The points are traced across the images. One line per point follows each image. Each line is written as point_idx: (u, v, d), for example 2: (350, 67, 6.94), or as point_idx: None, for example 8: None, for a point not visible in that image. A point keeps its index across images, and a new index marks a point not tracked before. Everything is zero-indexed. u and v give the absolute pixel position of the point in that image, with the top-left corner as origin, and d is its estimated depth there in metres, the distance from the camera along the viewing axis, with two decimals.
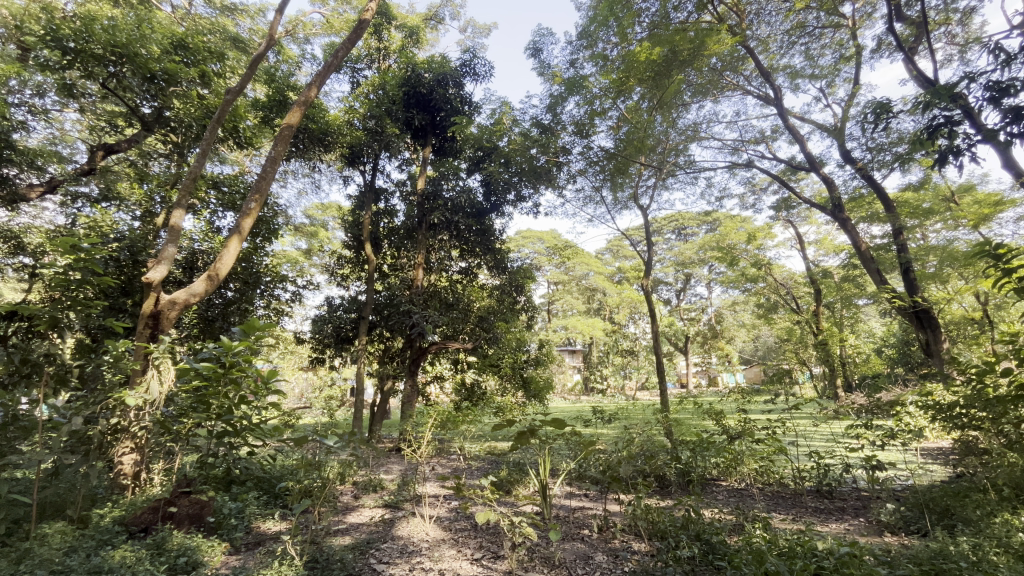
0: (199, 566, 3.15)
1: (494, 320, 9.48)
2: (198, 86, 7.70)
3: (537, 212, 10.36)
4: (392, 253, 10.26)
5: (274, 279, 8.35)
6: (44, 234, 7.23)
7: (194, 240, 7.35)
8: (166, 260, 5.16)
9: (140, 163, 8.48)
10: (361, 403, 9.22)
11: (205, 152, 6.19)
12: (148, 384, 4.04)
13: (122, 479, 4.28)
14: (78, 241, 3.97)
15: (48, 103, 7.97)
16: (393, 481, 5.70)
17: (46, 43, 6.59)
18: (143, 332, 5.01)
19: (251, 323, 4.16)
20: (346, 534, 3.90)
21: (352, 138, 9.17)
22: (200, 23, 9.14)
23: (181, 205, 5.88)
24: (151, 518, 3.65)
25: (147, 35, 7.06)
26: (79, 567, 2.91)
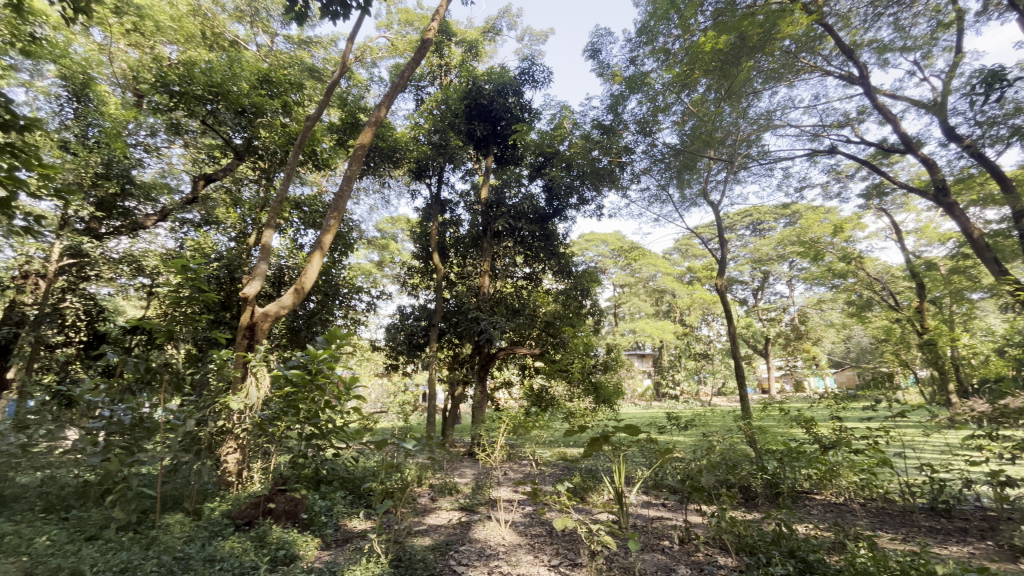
0: (296, 559, 3.39)
1: (561, 324, 9.40)
2: (281, 115, 8.41)
3: (601, 214, 10.23)
4: (459, 261, 10.55)
5: (351, 291, 8.87)
6: (158, 257, 8.18)
7: (282, 257, 7.99)
8: (259, 276, 5.66)
9: (234, 190, 9.38)
10: (434, 409, 9.51)
11: (289, 176, 6.72)
12: (248, 389, 4.53)
13: (227, 477, 4.72)
14: (187, 262, 4.45)
15: (160, 141, 9.03)
16: (467, 485, 5.82)
17: (157, 89, 7.48)
18: (241, 343, 5.50)
19: (333, 332, 4.55)
20: (426, 535, 4.03)
21: (419, 152, 9.64)
22: (281, 59, 9.98)
23: (270, 224, 6.41)
24: (253, 512, 3.99)
25: (238, 74, 7.84)
26: (196, 555, 3.23)
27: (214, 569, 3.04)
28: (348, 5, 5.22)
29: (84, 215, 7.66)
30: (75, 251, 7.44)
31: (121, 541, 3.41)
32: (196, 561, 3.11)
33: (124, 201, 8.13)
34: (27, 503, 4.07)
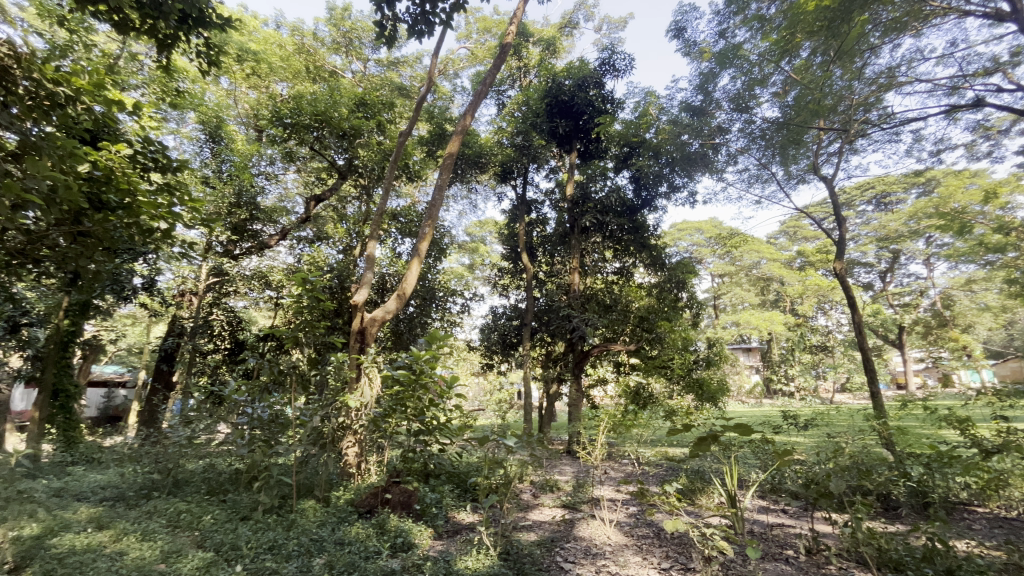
0: (413, 547, 3.62)
1: (656, 319, 9.02)
2: (376, 134, 9.05)
3: (694, 201, 9.69)
4: (547, 260, 10.61)
5: (446, 294, 9.30)
6: (282, 271, 9.23)
7: (384, 266, 8.62)
8: (366, 284, 6.13)
9: (339, 207, 10.28)
10: (530, 407, 9.62)
11: (388, 189, 7.22)
12: (363, 389, 4.97)
13: (349, 469, 5.17)
14: (306, 275, 4.98)
15: (278, 169, 10.15)
16: (567, 483, 5.83)
17: (273, 123, 8.41)
18: (354, 346, 5.99)
19: (434, 334, 4.81)
20: (531, 530, 4.10)
21: (503, 156, 9.84)
22: (374, 82, 10.77)
23: (373, 236, 6.92)
24: (373, 502, 4.32)
25: (338, 101, 8.57)
26: (328, 538, 3.59)
27: (344, 551, 3.36)
28: (432, 22, 5.47)
29: (223, 239, 8.85)
30: (218, 270, 8.63)
31: (268, 522, 3.90)
32: (329, 544, 3.46)
33: (252, 225, 9.25)
34: (195, 486, 4.80)
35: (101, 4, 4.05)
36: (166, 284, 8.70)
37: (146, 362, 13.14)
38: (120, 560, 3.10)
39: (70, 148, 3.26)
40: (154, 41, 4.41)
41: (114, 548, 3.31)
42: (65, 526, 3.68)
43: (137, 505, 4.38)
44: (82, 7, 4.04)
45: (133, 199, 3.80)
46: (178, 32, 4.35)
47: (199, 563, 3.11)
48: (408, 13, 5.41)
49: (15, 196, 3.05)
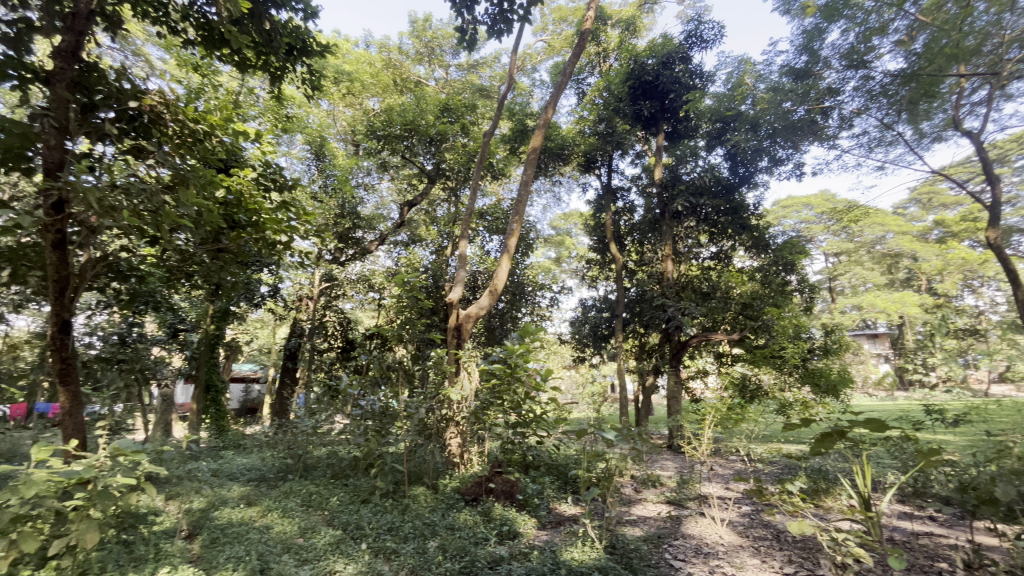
0: (518, 535, 3.72)
1: (762, 305, 8.36)
2: (461, 137, 9.37)
3: (801, 174, 8.80)
4: (636, 249, 10.29)
5: (535, 288, 9.39)
6: (383, 274, 9.93)
7: (474, 263, 8.92)
8: (460, 282, 6.37)
9: (430, 210, 10.80)
10: (625, 400, 9.42)
11: (475, 189, 7.45)
12: (463, 382, 5.19)
13: (453, 458, 5.37)
14: (406, 276, 5.30)
15: (374, 179, 10.90)
16: (671, 478, 5.63)
17: (368, 136, 9.04)
18: (451, 342, 6.25)
19: (526, 328, 4.88)
20: (636, 525, 4.01)
21: (586, 145, 9.69)
22: (455, 87, 11.13)
23: (464, 235, 7.17)
24: (478, 490, 4.50)
25: (425, 109, 8.97)
26: (440, 523, 3.80)
27: (454, 536, 3.54)
28: (511, 19, 5.51)
29: (332, 248, 9.73)
30: (329, 276, 9.50)
31: (386, 505, 4.23)
32: (440, 528, 3.68)
33: (355, 233, 10.04)
34: (321, 471, 5.35)
35: (225, 48, 4.60)
36: (287, 291, 9.75)
37: (275, 360, 14.87)
38: (268, 533, 3.55)
39: (209, 177, 3.77)
40: (267, 75, 4.91)
41: (261, 522, 3.79)
42: (223, 501, 4.29)
43: (276, 485, 4.99)
44: (211, 52, 4.62)
45: (260, 216, 4.30)
46: (286, 63, 4.81)
47: (330, 539, 3.46)
48: (487, 14, 5.51)
49: (173, 221, 3.60)
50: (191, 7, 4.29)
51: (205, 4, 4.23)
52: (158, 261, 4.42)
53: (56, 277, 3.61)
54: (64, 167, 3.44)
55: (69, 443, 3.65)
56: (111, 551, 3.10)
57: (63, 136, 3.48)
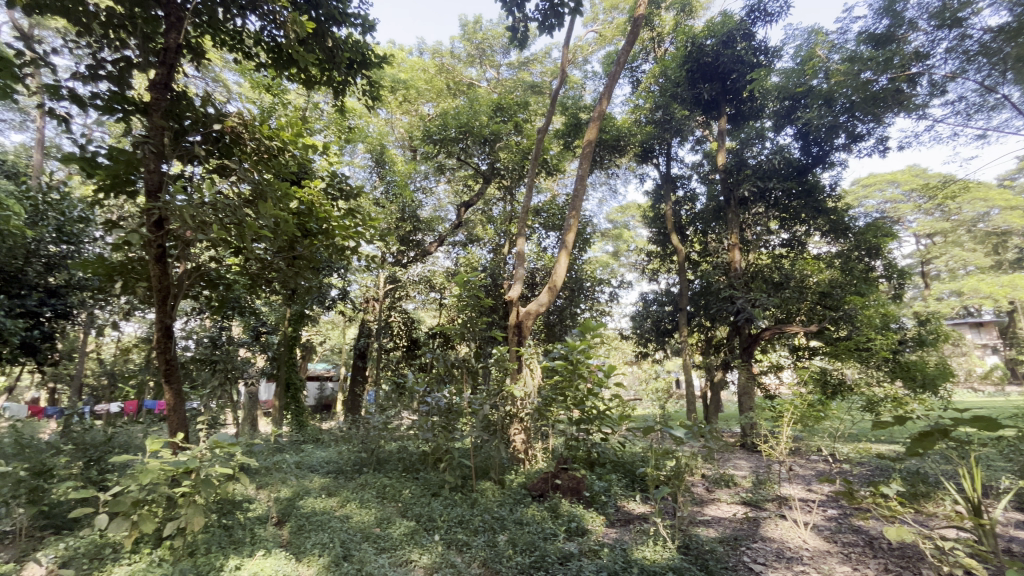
0: (587, 532, 3.70)
1: (843, 294, 7.75)
2: (514, 135, 9.41)
3: (885, 149, 8.08)
4: (700, 239, 9.89)
5: (593, 284, 9.29)
6: (444, 275, 10.22)
7: (532, 260, 8.96)
8: (519, 279, 6.40)
9: (486, 210, 10.95)
10: (692, 397, 9.09)
11: (531, 186, 7.45)
12: (525, 378, 5.25)
13: (518, 454, 5.34)
14: (467, 275, 5.42)
15: (431, 183, 11.20)
16: (745, 478, 5.37)
17: (425, 141, 9.29)
18: (512, 339, 6.29)
19: (587, 324, 4.86)
20: (710, 526, 3.86)
21: (643, 134, 9.41)
22: (507, 86, 11.19)
23: (521, 232, 7.20)
24: (544, 486, 4.53)
25: (479, 110, 9.11)
26: (508, 517, 3.87)
27: (523, 531, 3.59)
28: (562, 14, 5.47)
29: (394, 251, 10.14)
30: (393, 278, 9.90)
31: (455, 499, 4.36)
32: (509, 523, 3.74)
33: (416, 235, 10.39)
34: (393, 464, 5.61)
35: (293, 67, 4.89)
36: (355, 293, 10.26)
37: (346, 359, 15.70)
38: (348, 522, 3.76)
39: (284, 190, 4.06)
40: (331, 89, 5.17)
41: (342, 512, 4.04)
42: (307, 491, 4.60)
43: (353, 477, 5.28)
44: (281, 72, 4.94)
45: (329, 224, 4.57)
46: (347, 77, 5.03)
47: (405, 530, 3.62)
48: (538, 10, 5.50)
49: (255, 233, 3.91)
50: (262, 32, 4.60)
51: (274, 28, 4.51)
52: (242, 270, 4.82)
53: (159, 287, 4.02)
54: (164, 188, 3.83)
55: (174, 435, 4.06)
56: (214, 534, 3.42)
57: (160, 160, 3.86)
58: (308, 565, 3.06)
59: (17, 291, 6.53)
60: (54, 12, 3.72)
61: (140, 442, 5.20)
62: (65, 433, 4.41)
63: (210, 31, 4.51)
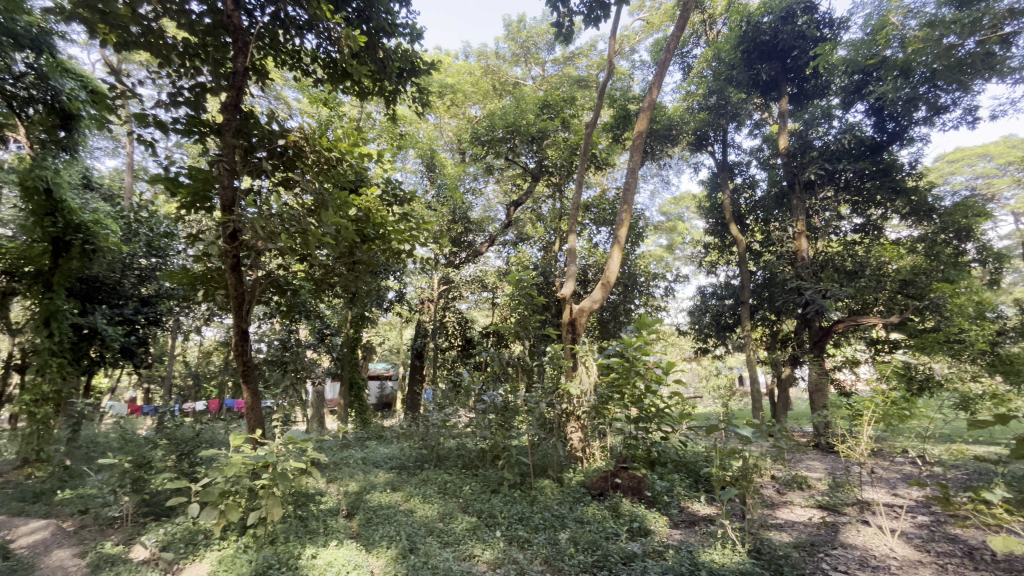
0: (650, 533, 3.62)
1: (929, 281, 7.10)
2: (562, 131, 9.29)
3: (973, 119, 7.32)
4: (761, 228, 9.39)
5: (648, 279, 9.06)
6: (495, 274, 10.34)
7: (583, 257, 8.87)
8: (571, 276, 6.35)
9: (535, 208, 10.96)
10: (758, 394, 8.66)
11: (581, 181, 7.36)
12: (581, 376, 5.19)
13: (575, 453, 5.43)
14: (519, 274, 5.44)
15: (480, 184, 11.33)
16: (820, 480, 5.06)
17: (474, 143, 9.41)
18: (566, 336, 6.25)
19: (643, 320, 4.73)
20: (783, 530, 3.67)
21: (696, 122, 9.06)
22: (553, 82, 11.12)
23: (572, 229, 7.14)
24: (604, 485, 4.47)
25: (526, 108, 9.13)
26: (569, 516, 3.86)
27: (585, 529, 3.56)
28: (608, 4, 5.37)
29: (447, 252, 10.36)
30: (446, 279, 10.11)
31: (515, 496, 4.40)
32: (570, 522, 3.72)
33: (467, 236, 10.57)
34: (453, 460, 5.74)
35: (347, 80, 5.10)
36: (411, 295, 10.59)
37: (404, 359, 16.22)
38: (413, 516, 3.90)
39: (344, 198, 4.25)
40: (383, 99, 5.34)
41: (406, 506, 4.18)
42: (373, 486, 4.80)
43: (416, 473, 5.46)
44: (336, 86, 5.16)
45: (385, 229, 4.74)
46: (398, 85, 5.18)
47: (468, 525, 3.70)
48: (583, 3, 5.42)
49: (318, 240, 4.14)
50: (318, 49, 4.83)
51: (328, 44, 4.73)
52: (307, 275, 5.09)
53: (235, 295, 4.33)
54: (237, 202, 4.12)
55: (252, 431, 4.36)
56: (292, 524, 3.65)
57: (232, 176, 4.15)
58: (378, 557, 3.19)
59: (117, 301, 7.26)
60: (139, 47, 4.10)
61: (223, 437, 5.64)
62: (160, 428, 4.86)
63: (271, 52, 4.79)
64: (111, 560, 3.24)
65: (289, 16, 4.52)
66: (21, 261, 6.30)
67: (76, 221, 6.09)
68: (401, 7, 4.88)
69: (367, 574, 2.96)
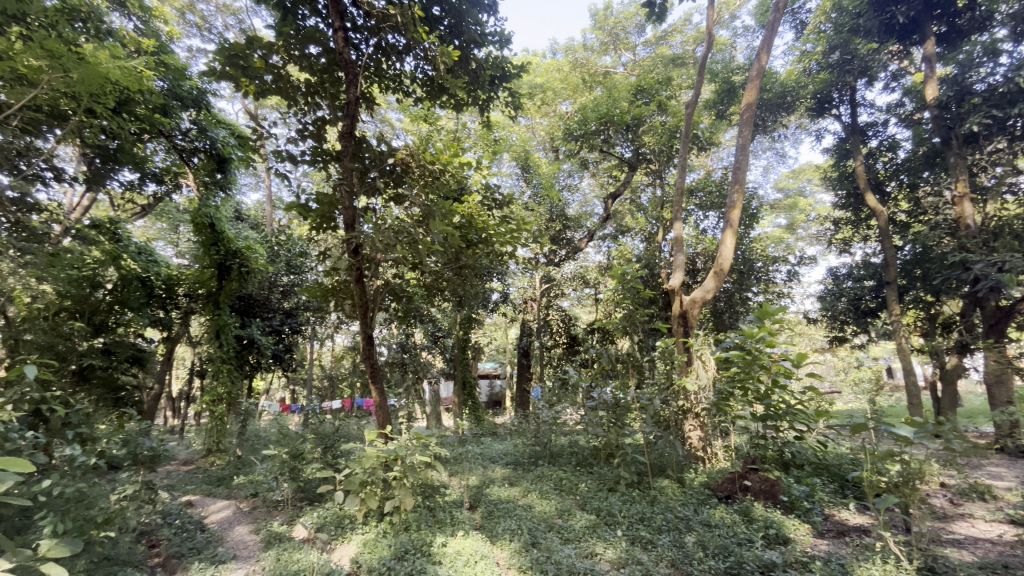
0: (790, 541, 3.29)
1: None
2: (659, 115, 8.83)
3: None
4: (907, 196, 8.09)
5: (767, 264, 8.27)
6: (597, 269, 10.17)
7: (690, 245, 8.38)
8: (679, 267, 6.00)
9: (634, 199, 10.58)
10: (914, 388, 7.48)
11: (683, 165, 6.95)
12: (698, 371, 4.83)
13: (696, 452, 5.13)
14: (622, 267, 5.24)
15: (576, 179, 11.24)
16: (1010, 491, 4.21)
17: (567, 139, 9.36)
18: (678, 330, 5.92)
19: (766, 308, 4.27)
20: (961, 548, 3.13)
21: (815, 84, 8.16)
22: (645, 65, 10.67)
23: (678, 216, 6.74)
24: (732, 487, 4.19)
25: (618, 97, 8.87)
26: (694, 518, 3.66)
27: (713, 533, 3.36)
28: None
29: (547, 251, 10.42)
30: (548, 277, 10.18)
31: (633, 495, 4.29)
32: (696, 525, 3.53)
33: (566, 233, 10.47)
34: (567, 457, 5.74)
35: (444, 95, 5.37)
36: (514, 295, 10.87)
37: (511, 358, 16.65)
38: (532, 511, 3.98)
39: (448, 207, 4.47)
40: (477, 108, 5.53)
41: (524, 501, 4.27)
42: (492, 480, 4.99)
43: (531, 469, 5.57)
44: (434, 101, 5.44)
45: (486, 233, 4.91)
46: (490, 93, 5.33)
47: (587, 522, 3.69)
48: None
49: (428, 248, 4.41)
50: (417, 70, 5.15)
51: (425, 64, 5.02)
52: (419, 282, 5.45)
53: (361, 303, 4.79)
54: (356, 219, 4.54)
55: (382, 427, 4.78)
56: (423, 514, 3.91)
57: (352, 197, 4.61)
58: (502, 549, 3.31)
59: (267, 314, 8.41)
60: (272, 92, 4.68)
61: (358, 432, 6.26)
62: (307, 424, 5.53)
63: (376, 79, 5.21)
64: (279, 537, 3.76)
65: (389, 43, 4.86)
66: (196, 284, 7.71)
67: (233, 248, 7.19)
68: (489, 17, 5.01)
69: (494, 564, 3.08)
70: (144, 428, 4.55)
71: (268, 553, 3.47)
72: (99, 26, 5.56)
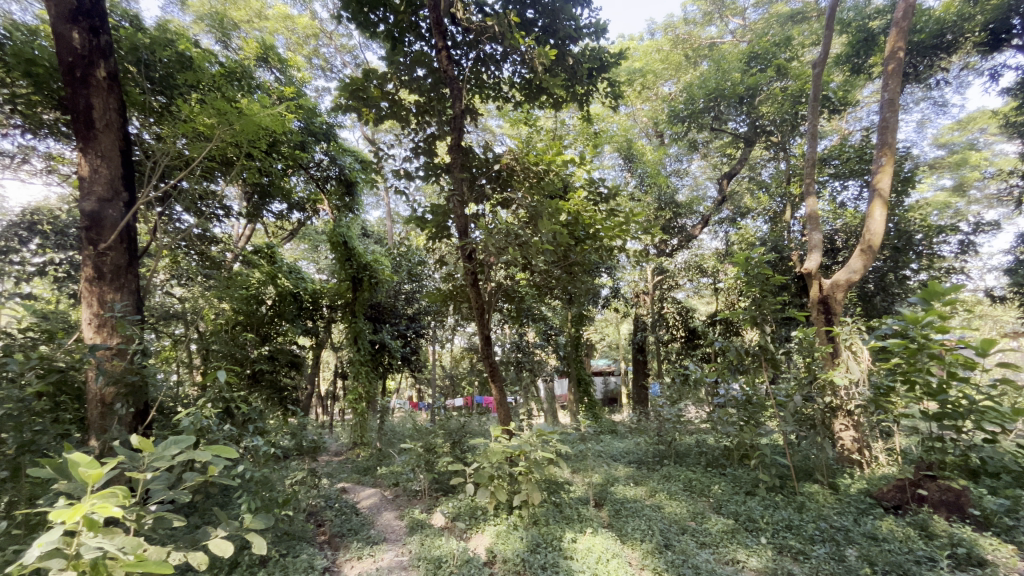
0: (988, 564, 2.75)
1: None
2: (777, 81, 7.99)
3: None
4: None
5: (929, 234, 7.00)
6: (715, 256, 9.46)
7: (826, 221, 7.43)
8: (816, 247, 5.36)
9: (753, 176, 9.70)
10: None
11: (813, 132, 6.19)
12: (848, 364, 4.26)
13: (850, 454, 4.67)
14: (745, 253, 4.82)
15: (685, 163, 10.60)
16: None
17: (672, 121, 8.87)
18: (818, 317, 5.29)
19: (932, 287, 3.64)
20: None
21: (985, 12, 6.73)
22: (758, 28, 9.73)
23: (810, 189, 6.02)
24: (902, 497, 3.72)
25: (727, 69, 8.23)
26: (854, 529, 3.25)
27: (881, 548, 2.94)
28: None
29: (657, 241, 9.97)
30: (660, 269, 9.74)
31: (776, 500, 3.92)
32: (858, 537, 3.12)
33: (678, 221, 9.91)
34: (694, 458, 5.43)
35: (542, 95, 5.43)
36: (625, 289, 10.59)
37: (625, 354, 16.21)
38: (662, 511, 3.85)
39: (554, 206, 4.47)
40: (576, 103, 5.49)
41: (652, 502, 4.14)
42: (615, 478, 4.92)
43: (656, 468, 5.37)
44: (534, 102, 5.52)
45: (594, 228, 4.84)
46: (589, 86, 5.26)
47: (725, 527, 3.46)
48: None
49: (537, 248, 4.48)
50: (515, 75, 5.27)
51: (523, 68, 5.11)
52: (530, 282, 5.57)
53: (477, 305, 5.03)
54: (468, 226, 4.78)
55: (505, 424, 4.96)
56: (550, 509, 3.98)
57: (464, 205, 4.85)
58: (634, 549, 3.24)
59: (395, 320, 9.22)
60: (387, 117, 5.11)
61: (482, 428, 6.57)
62: (437, 421, 5.95)
63: (478, 90, 5.43)
64: (420, 524, 4.10)
65: (488, 53, 5.03)
66: (335, 296, 8.65)
67: (363, 262, 8.01)
68: (583, 10, 4.95)
69: (626, 564, 3.03)
70: (304, 422, 5.25)
71: (414, 538, 3.80)
72: (250, 83, 6.56)
